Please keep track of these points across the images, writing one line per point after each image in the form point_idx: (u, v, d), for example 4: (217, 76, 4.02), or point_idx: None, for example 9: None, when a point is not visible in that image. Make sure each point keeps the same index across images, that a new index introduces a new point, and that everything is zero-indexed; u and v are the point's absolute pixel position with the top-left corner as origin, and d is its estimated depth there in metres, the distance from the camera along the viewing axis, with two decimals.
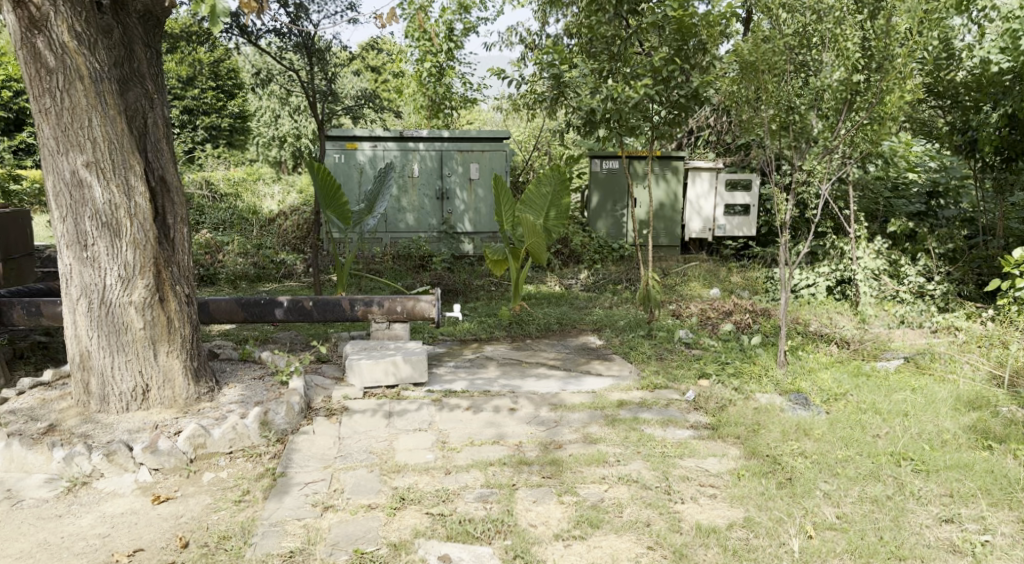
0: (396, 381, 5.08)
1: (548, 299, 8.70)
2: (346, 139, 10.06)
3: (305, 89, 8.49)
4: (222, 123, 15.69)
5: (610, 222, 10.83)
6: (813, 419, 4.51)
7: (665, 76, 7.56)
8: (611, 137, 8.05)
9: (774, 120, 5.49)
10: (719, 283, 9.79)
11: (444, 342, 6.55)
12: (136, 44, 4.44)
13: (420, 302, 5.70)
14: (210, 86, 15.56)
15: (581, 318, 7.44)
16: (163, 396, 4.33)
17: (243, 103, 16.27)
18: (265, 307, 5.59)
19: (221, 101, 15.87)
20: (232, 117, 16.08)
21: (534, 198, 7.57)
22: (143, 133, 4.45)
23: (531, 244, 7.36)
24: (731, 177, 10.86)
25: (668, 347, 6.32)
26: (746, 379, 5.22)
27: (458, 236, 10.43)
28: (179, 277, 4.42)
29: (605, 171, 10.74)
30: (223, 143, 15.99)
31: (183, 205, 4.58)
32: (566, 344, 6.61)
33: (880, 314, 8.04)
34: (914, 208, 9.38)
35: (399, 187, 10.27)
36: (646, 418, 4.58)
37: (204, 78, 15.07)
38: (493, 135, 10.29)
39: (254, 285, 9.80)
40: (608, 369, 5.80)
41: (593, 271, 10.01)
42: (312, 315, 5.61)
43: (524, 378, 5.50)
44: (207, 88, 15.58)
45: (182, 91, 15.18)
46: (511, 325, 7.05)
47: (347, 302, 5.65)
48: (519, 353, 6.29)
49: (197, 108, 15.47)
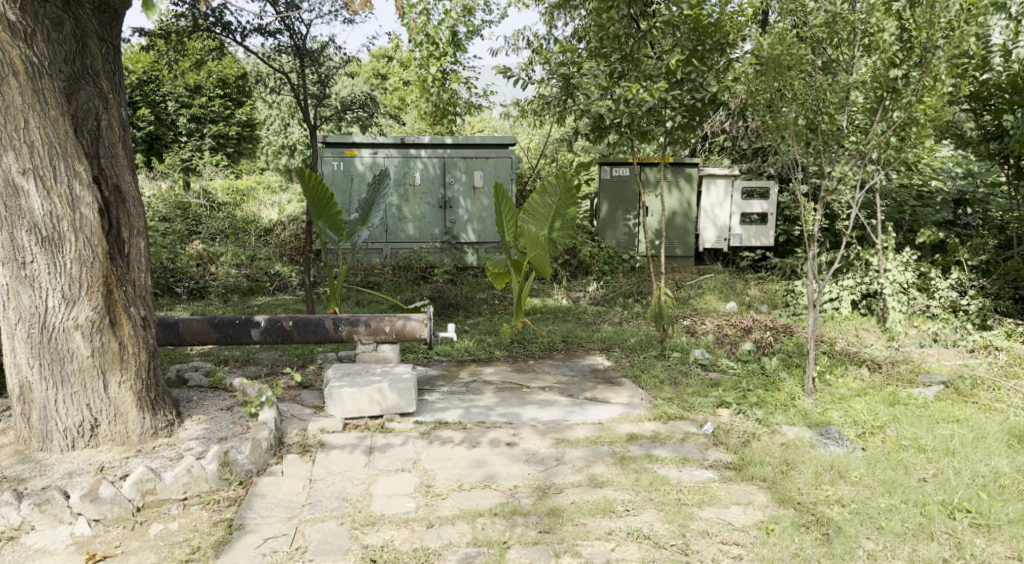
0: (382, 412, 4.57)
1: (553, 314, 8.21)
2: (344, 146, 9.58)
3: (296, 92, 7.97)
4: (230, 132, 15.28)
5: (618, 232, 10.34)
6: (848, 459, 3.98)
7: (679, 78, 7.16)
8: (621, 143, 7.61)
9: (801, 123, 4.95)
10: (735, 297, 9.27)
11: (439, 363, 6.04)
12: (91, 39, 3.97)
13: (410, 321, 5.21)
14: (217, 94, 15.16)
15: (588, 336, 6.93)
16: (114, 432, 3.88)
17: (251, 111, 15.88)
18: (241, 328, 5.11)
19: (229, 109, 15.48)
20: (239, 126, 15.70)
21: (538, 207, 7.09)
22: (96, 137, 4.01)
23: (533, 257, 6.86)
24: (748, 185, 10.35)
25: (683, 371, 5.79)
26: (770, 408, 4.67)
27: (461, 247, 9.93)
28: (134, 298, 3.99)
29: (615, 178, 10.29)
30: (229, 151, 15.60)
31: (141, 216, 4.16)
32: (572, 366, 6.10)
33: (911, 332, 7.51)
34: (941, 217, 8.82)
35: (400, 196, 9.79)
36: (660, 455, 4.05)
37: (207, 84, 14.68)
38: (498, 140, 9.78)
39: (247, 298, 9.36)
40: (618, 395, 5.27)
41: (602, 283, 9.51)
42: (293, 336, 5.15)
43: (524, 405, 4.98)
44: (214, 96, 15.21)
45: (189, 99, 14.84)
46: (513, 344, 6.57)
47: (331, 321, 5.16)
48: (520, 376, 5.78)
49: (205, 116, 15.05)
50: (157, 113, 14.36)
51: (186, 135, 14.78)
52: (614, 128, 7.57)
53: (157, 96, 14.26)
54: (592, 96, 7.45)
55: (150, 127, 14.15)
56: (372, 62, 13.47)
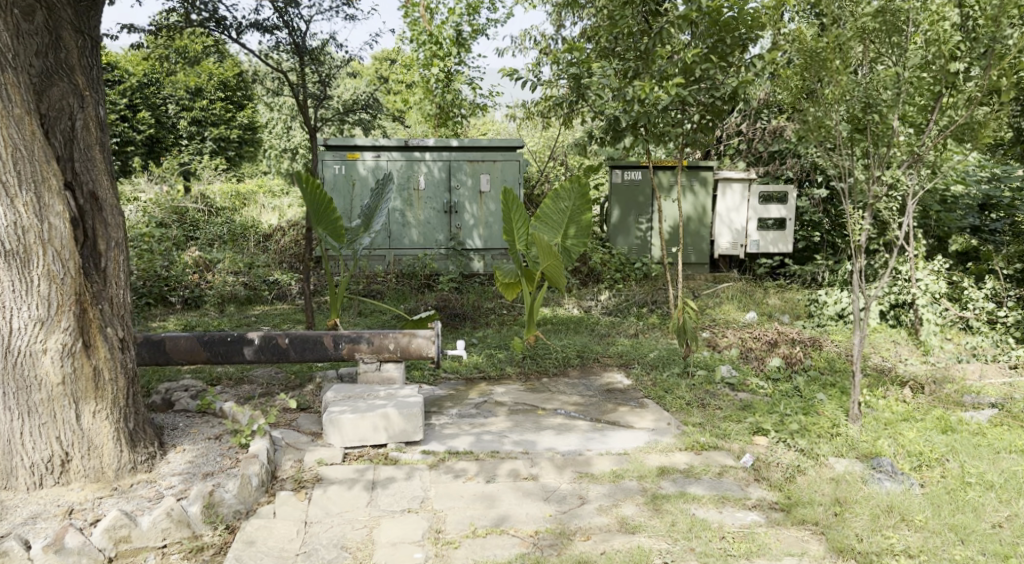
0: (386, 439, 4.14)
1: (565, 325, 7.81)
2: (346, 148, 9.18)
3: (295, 92, 7.53)
4: (232, 135, 14.91)
5: (630, 238, 9.95)
6: (908, 499, 3.57)
7: (700, 76, 7.00)
8: (637, 145, 7.36)
9: (847, 119, 4.61)
10: (755, 307, 8.85)
11: (447, 382, 5.63)
12: (64, 29, 3.58)
13: (416, 338, 4.81)
14: (219, 97, 14.81)
15: (605, 350, 6.52)
16: (88, 467, 3.47)
17: (253, 113, 15.50)
18: (232, 345, 4.69)
19: (231, 112, 15.13)
20: (241, 129, 15.33)
21: (551, 214, 6.68)
22: (69, 139, 3.60)
23: (547, 267, 6.41)
24: (766, 189, 10.00)
25: (711, 392, 5.38)
26: (813, 438, 4.25)
27: (467, 254, 9.52)
28: (110, 317, 3.59)
29: (627, 182, 9.86)
30: (230, 155, 15.23)
31: (120, 227, 3.76)
32: (588, 385, 5.68)
33: (947, 346, 7.08)
34: (969, 223, 8.40)
35: (404, 200, 9.39)
36: (696, 494, 3.64)
37: (209, 87, 14.35)
38: (506, 142, 9.36)
39: (244, 308, 8.97)
40: (642, 419, 4.85)
41: (615, 292, 9.09)
42: (289, 354, 4.73)
43: (541, 431, 4.55)
44: (216, 98, 14.87)
45: (191, 102, 14.54)
46: (524, 360, 6.15)
47: (330, 338, 4.75)
48: (534, 397, 5.35)
49: (206, 119, 14.69)
50: (157, 115, 14.00)
51: (187, 138, 14.41)
52: (628, 130, 7.34)
53: (159, 99, 13.93)
54: (604, 97, 7.25)
55: (149, 130, 13.83)
56: (375, 64, 13.11)
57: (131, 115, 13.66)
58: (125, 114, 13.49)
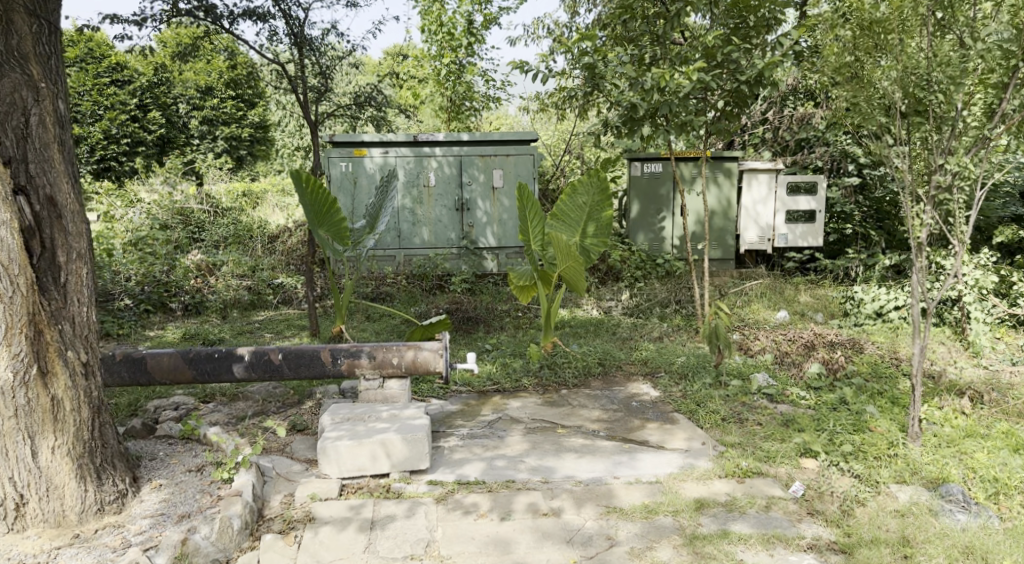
0: (389, 469, 3.70)
1: (585, 328, 7.35)
2: (353, 145, 8.76)
3: (294, 84, 7.08)
4: (243, 134, 14.61)
5: (651, 232, 9.44)
6: (988, 536, 3.10)
7: (720, 60, 6.67)
8: (657, 135, 6.87)
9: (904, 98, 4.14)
10: (786, 305, 8.34)
11: (458, 396, 5.19)
12: (15, 12, 3.12)
13: (422, 351, 4.37)
14: (230, 95, 14.53)
15: (628, 356, 6.05)
16: (47, 510, 3.07)
17: (264, 111, 15.16)
18: (220, 362, 4.25)
19: (241, 111, 14.78)
20: (253, 127, 15.01)
21: (569, 210, 6.21)
22: (22, 136, 3.14)
23: (566, 268, 5.95)
24: (793, 180, 9.42)
25: (747, 406, 4.89)
26: (869, 463, 3.76)
27: (480, 253, 9.07)
28: (72, 339, 3.17)
29: (647, 175, 9.35)
30: (242, 154, 14.91)
31: (83, 236, 3.32)
32: (612, 396, 5.22)
33: (999, 346, 6.55)
34: (1015, 211, 7.85)
35: (413, 198, 8.95)
36: (741, 532, 3.18)
37: (220, 86, 14.07)
38: (519, 136, 8.88)
39: (248, 314, 8.57)
40: (673, 437, 4.39)
41: (636, 290, 8.58)
42: (283, 371, 4.30)
43: (562, 453, 4.09)
44: (226, 97, 14.53)
45: (201, 101, 14.25)
46: (542, 369, 5.69)
47: (327, 353, 4.32)
48: (552, 412, 4.89)
49: (218, 118, 14.40)
50: (167, 115, 13.69)
51: (198, 137, 14.21)
52: (647, 118, 6.85)
53: (169, 98, 13.70)
54: (621, 86, 6.82)
55: (161, 130, 13.48)
56: (384, 58, 12.70)
57: (141, 115, 13.32)
58: (134, 113, 13.16)
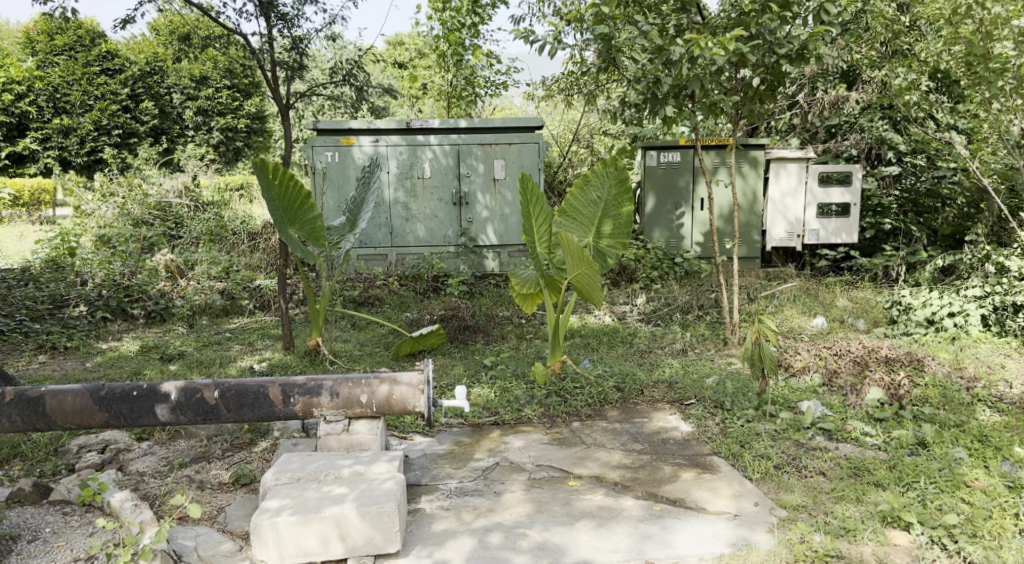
0: (344, 554, 2.86)
1: (596, 339, 6.41)
2: (339, 133, 7.85)
3: (261, 58, 6.11)
4: (240, 124, 13.77)
5: (668, 229, 8.50)
6: None
7: (755, 31, 5.77)
8: (683, 116, 6.00)
9: None
10: (823, 311, 7.39)
11: (446, 435, 4.26)
12: None
13: (397, 387, 3.45)
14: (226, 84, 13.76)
15: (649, 378, 5.12)
16: None
17: (262, 101, 14.28)
18: (140, 403, 3.35)
19: (237, 101, 13.90)
20: (250, 119, 14.15)
21: (579, 207, 5.29)
22: None
23: (578, 275, 5.01)
24: (827, 169, 8.45)
25: (804, 448, 3.97)
26: (986, 544, 2.89)
27: (480, 251, 8.13)
28: None
29: (664, 165, 8.38)
30: (239, 147, 14.05)
31: None
32: (634, 434, 4.29)
33: None
34: None
35: (406, 191, 8.02)
36: None
37: (216, 74, 13.34)
38: (523, 122, 7.95)
39: (218, 322, 7.62)
40: (718, 495, 3.46)
41: (653, 292, 7.63)
42: (219, 413, 3.38)
43: (575, 521, 3.18)
44: (222, 87, 13.72)
45: (197, 91, 13.48)
46: (548, 396, 4.76)
47: (277, 391, 3.39)
48: (562, 455, 3.97)
49: (214, 108, 13.65)
50: (162, 105, 13.22)
51: (193, 128, 13.51)
52: (670, 98, 5.98)
53: (162, 89, 13.20)
54: (640, 60, 5.92)
55: (155, 121, 13.06)
56: (387, 47, 11.81)
57: (134, 105, 12.95)
58: (127, 104, 12.72)
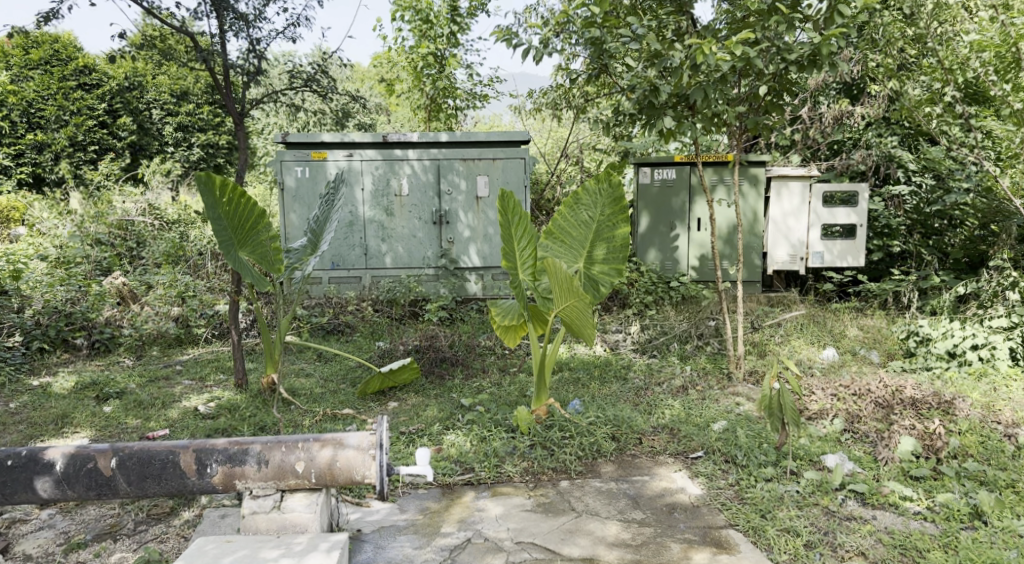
0: None
1: (586, 373, 5.74)
2: (310, 147, 7.21)
3: (212, 60, 5.45)
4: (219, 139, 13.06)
5: (664, 251, 7.88)
6: None
7: (761, 35, 5.16)
8: (682, 129, 5.33)
9: None
10: (833, 341, 6.78)
11: (410, 500, 3.58)
12: None
13: (343, 452, 2.79)
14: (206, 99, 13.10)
15: (647, 423, 4.46)
16: None
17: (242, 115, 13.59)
18: (16, 476, 2.69)
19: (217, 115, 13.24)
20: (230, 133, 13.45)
21: (568, 229, 4.66)
22: None
23: (566, 309, 4.37)
24: (831, 188, 7.87)
25: (836, 519, 3.33)
26: None
27: (462, 274, 7.46)
28: None
29: (658, 183, 7.79)
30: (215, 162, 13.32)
31: None
32: (633, 497, 3.62)
33: None
34: None
35: (382, 209, 7.37)
36: None
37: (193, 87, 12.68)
38: (509, 136, 7.33)
39: (171, 352, 6.91)
40: None
41: (647, 319, 6.99)
42: (117, 485, 2.72)
43: None
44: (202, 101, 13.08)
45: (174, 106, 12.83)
46: (530, 448, 4.10)
47: (190, 457, 2.72)
48: (546, 527, 3.31)
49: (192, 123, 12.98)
50: (140, 121, 12.53)
51: (172, 144, 12.99)
52: (668, 107, 5.38)
53: (140, 104, 12.54)
54: (635, 67, 5.37)
55: (132, 137, 12.35)
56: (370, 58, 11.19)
57: (111, 121, 12.17)
58: (103, 118, 11.96)
